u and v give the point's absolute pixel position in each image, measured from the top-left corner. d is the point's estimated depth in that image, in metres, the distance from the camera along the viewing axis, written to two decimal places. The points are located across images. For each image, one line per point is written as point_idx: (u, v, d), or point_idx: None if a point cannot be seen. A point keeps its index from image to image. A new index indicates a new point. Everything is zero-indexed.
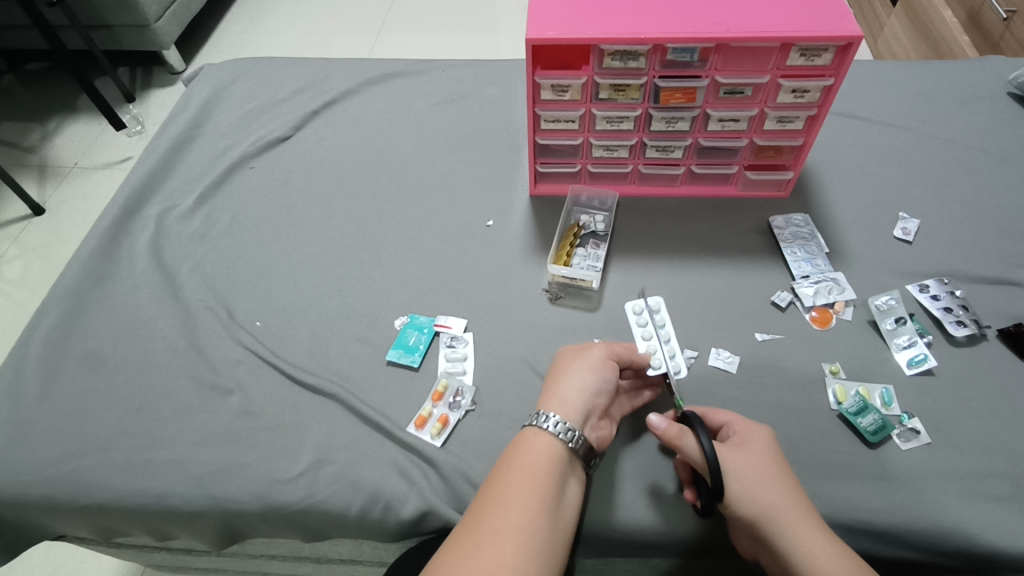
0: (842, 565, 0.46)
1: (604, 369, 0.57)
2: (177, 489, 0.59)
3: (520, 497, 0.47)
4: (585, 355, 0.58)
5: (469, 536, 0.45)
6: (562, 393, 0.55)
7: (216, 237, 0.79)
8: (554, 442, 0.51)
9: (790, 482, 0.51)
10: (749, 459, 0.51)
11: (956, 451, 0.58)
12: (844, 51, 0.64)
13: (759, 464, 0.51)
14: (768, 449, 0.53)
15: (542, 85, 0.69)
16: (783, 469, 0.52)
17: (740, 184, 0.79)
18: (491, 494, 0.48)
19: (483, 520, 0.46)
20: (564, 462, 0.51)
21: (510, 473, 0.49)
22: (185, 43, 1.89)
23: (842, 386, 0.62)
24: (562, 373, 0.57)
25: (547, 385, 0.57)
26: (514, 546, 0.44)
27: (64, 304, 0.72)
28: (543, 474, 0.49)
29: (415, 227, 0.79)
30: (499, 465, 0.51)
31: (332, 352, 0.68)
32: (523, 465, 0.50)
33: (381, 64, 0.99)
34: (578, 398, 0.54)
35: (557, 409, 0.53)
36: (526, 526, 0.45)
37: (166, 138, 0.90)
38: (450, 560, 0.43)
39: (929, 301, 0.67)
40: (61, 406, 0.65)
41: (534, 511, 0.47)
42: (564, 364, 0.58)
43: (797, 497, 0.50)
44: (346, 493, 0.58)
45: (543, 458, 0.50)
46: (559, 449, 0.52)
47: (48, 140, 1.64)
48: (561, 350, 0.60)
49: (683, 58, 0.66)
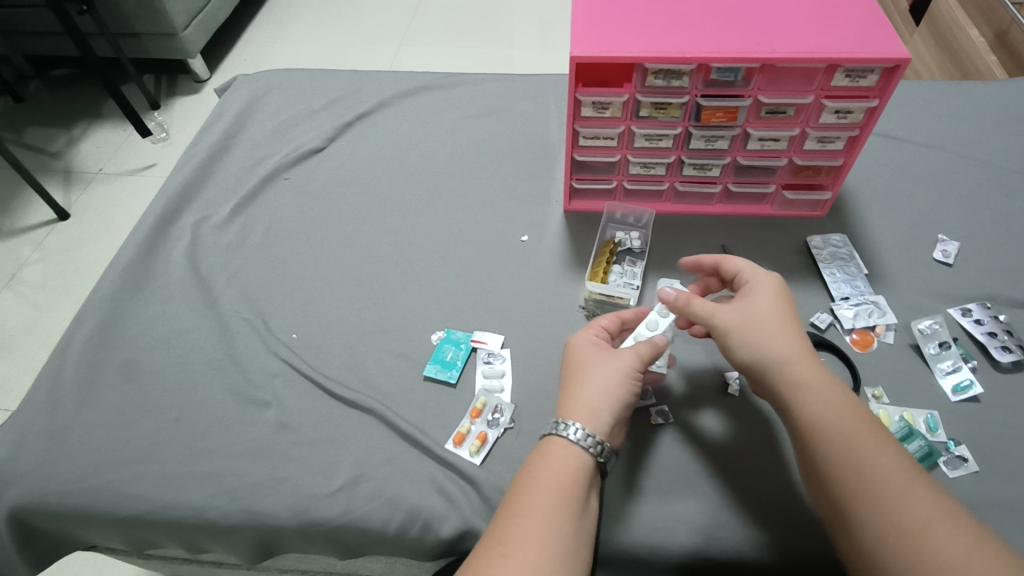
0: (834, 422, 0.48)
1: (629, 372, 0.56)
2: (215, 502, 0.59)
3: (549, 508, 0.47)
4: (608, 357, 0.57)
5: (496, 544, 0.45)
6: (589, 399, 0.54)
7: (251, 248, 0.79)
8: (584, 453, 0.51)
9: (785, 333, 0.54)
10: (753, 313, 0.55)
11: (1006, 480, 0.57)
12: (891, 73, 0.63)
13: (755, 321, 0.55)
14: (770, 305, 0.55)
15: (583, 102, 0.68)
16: (785, 323, 0.54)
17: (777, 203, 0.79)
18: (518, 501, 0.48)
19: (511, 529, 0.46)
20: (590, 474, 0.51)
21: (538, 481, 0.49)
22: (211, 52, 1.91)
23: (886, 411, 0.61)
24: (587, 375, 0.56)
25: (571, 385, 0.56)
26: (538, 560, 0.44)
27: (101, 313, 0.72)
28: (571, 484, 0.49)
29: (449, 242, 0.79)
30: (526, 472, 0.51)
31: (368, 365, 0.67)
32: (550, 474, 0.49)
33: (413, 77, 1.00)
34: (608, 403, 0.54)
35: (585, 416, 0.53)
36: (550, 538, 0.45)
37: (201, 148, 0.90)
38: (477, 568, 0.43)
39: (973, 325, 0.66)
40: (98, 416, 0.65)
41: (560, 523, 0.46)
42: (587, 363, 0.57)
43: (789, 348, 0.53)
44: (385, 510, 0.57)
45: (569, 467, 0.50)
46: (586, 461, 0.51)
47: (73, 145, 1.66)
48: (583, 345, 0.59)
49: (727, 77, 0.66)
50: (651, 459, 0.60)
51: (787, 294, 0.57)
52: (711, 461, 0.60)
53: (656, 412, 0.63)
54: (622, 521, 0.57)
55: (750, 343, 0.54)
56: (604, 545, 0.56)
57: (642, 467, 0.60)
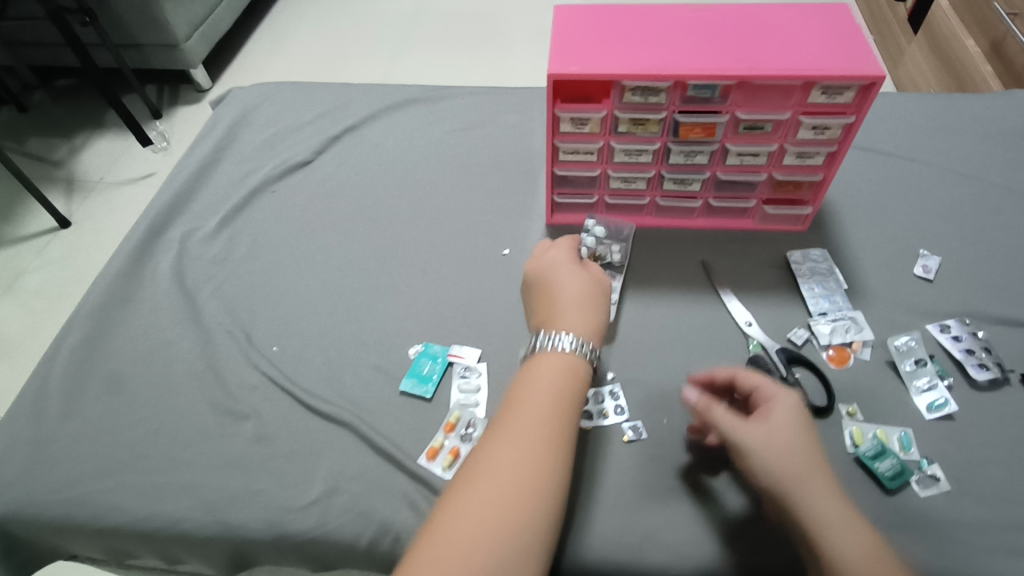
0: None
1: (604, 301, 0.61)
2: (190, 514, 0.59)
3: (522, 426, 0.48)
4: (586, 284, 0.61)
5: (491, 462, 0.46)
6: (579, 317, 0.57)
7: (236, 261, 0.80)
8: (582, 359, 0.54)
9: (814, 463, 0.51)
10: (780, 434, 0.52)
11: (977, 500, 0.57)
12: (867, 90, 0.63)
13: (783, 450, 0.51)
14: (798, 431, 0.53)
15: (562, 118, 0.69)
16: (812, 452, 0.52)
17: (758, 217, 0.78)
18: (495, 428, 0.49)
19: (504, 448, 0.46)
20: (566, 389, 0.51)
21: (515, 405, 0.50)
22: (213, 62, 1.93)
23: (859, 428, 0.61)
24: (570, 298, 0.59)
25: (554, 302, 0.59)
26: (535, 480, 0.45)
27: (87, 324, 0.73)
28: (547, 403, 0.50)
29: (432, 255, 0.80)
30: (517, 393, 0.51)
31: (345, 379, 0.68)
32: (543, 394, 0.50)
33: (403, 91, 1.01)
34: (596, 323, 0.58)
35: (579, 330, 0.56)
36: (548, 458, 0.46)
37: (192, 161, 0.92)
38: (472, 487, 0.44)
39: (951, 342, 0.66)
40: (80, 427, 0.66)
41: (557, 444, 0.47)
42: (565, 286, 0.60)
43: (819, 483, 0.50)
44: (357, 524, 0.58)
45: (563, 385, 0.51)
46: (562, 369, 0.52)
47: (76, 154, 1.68)
48: (557, 268, 0.62)
49: (703, 94, 0.66)
50: (622, 475, 0.60)
51: (809, 418, 0.55)
52: (683, 477, 0.60)
53: (629, 428, 0.63)
54: (591, 537, 0.57)
55: (776, 468, 0.51)
56: (573, 561, 0.56)
57: (614, 483, 0.60)
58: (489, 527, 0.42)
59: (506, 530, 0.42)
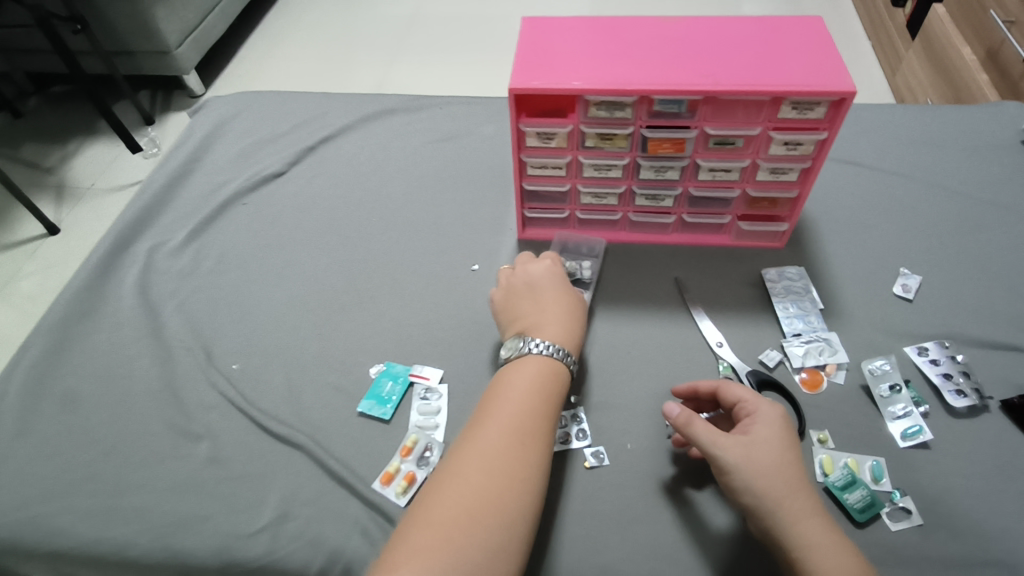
0: None
1: (580, 313, 0.63)
2: (137, 540, 0.58)
3: (488, 437, 0.51)
4: (561, 293, 0.64)
5: (474, 454, 0.50)
6: (557, 326, 0.60)
7: (202, 275, 0.79)
8: (558, 363, 0.57)
9: (793, 477, 0.50)
10: (760, 449, 0.51)
11: (950, 534, 0.54)
12: (838, 105, 0.61)
13: (763, 465, 0.50)
14: (778, 447, 0.51)
15: (527, 133, 0.67)
16: (793, 470, 0.50)
17: (734, 234, 0.76)
18: (466, 441, 0.51)
19: (486, 442, 0.50)
20: (535, 401, 0.54)
21: (485, 418, 0.52)
22: (206, 68, 1.93)
23: (829, 457, 0.58)
24: (546, 307, 0.62)
25: (532, 315, 0.62)
26: (515, 470, 0.49)
27: (46, 340, 0.72)
28: (514, 416, 0.52)
29: (401, 270, 0.78)
30: (499, 390, 0.55)
31: (305, 399, 0.66)
32: (524, 391, 0.54)
33: (380, 101, 1.00)
34: (570, 334, 0.60)
35: (557, 339, 0.59)
36: (527, 449, 0.50)
37: (164, 172, 0.90)
38: (457, 478, 0.48)
39: (928, 366, 0.64)
40: (34, 447, 0.65)
41: (536, 436, 0.51)
42: (543, 302, 0.62)
43: (799, 498, 0.49)
44: (306, 552, 0.56)
45: (541, 381, 0.55)
46: (531, 376, 0.55)
47: (68, 160, 1.68)
48: (534, 278, 0.65)
49: (671, 109, 0.64)
50: (582, 502, 0.58)
51: (792, 434, 0.53)
52: (645, 506, 0.58)
53: (591, 454, 0.61)
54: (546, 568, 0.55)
55: (757, 484, 0.49)
56: None
57: (572, 511, 0.58)
58: (471, 514, 0.46)
59: (487, 516, 0.46)
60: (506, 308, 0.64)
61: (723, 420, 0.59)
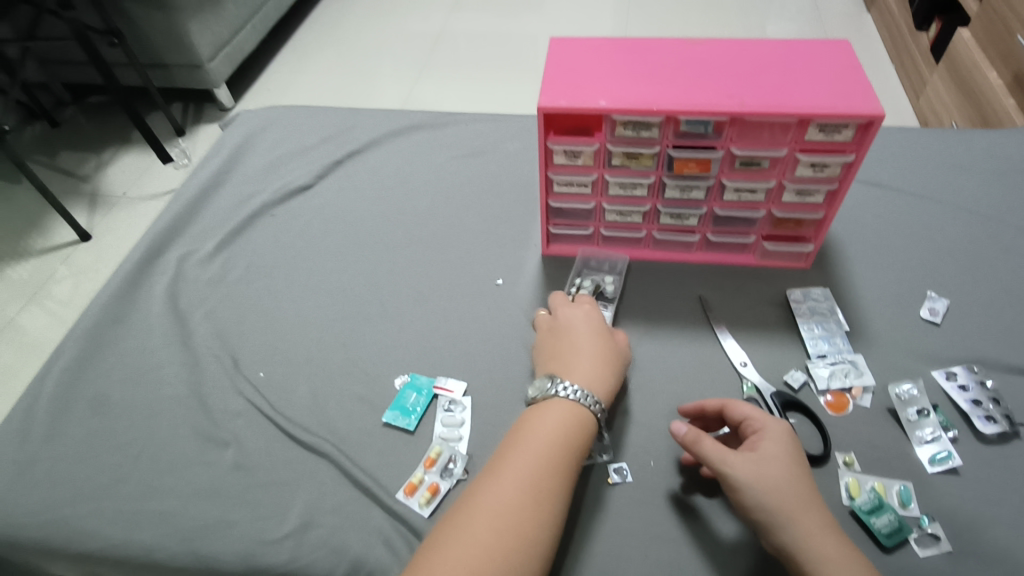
0: None
1: (616, 356, 0.62)
2: (164, 543, 0.59)
3: (506, 476, 0.51)
4: (598, 337, 0.62)
5: (497, 490, 0.50)
6: (588, 371, 0.59)
7: (230, 284, 0.81)
8: (585, 411, 0.56)
9: (804, 494, 0.49)
10: (770, 466, 0.50)
11: (980, 562, 0.53)
12: (866, 128, 0.61)
13: (774, 483, 0.49)
14: (788, 463, 0.51)
15: (555, 150, 0.68)
16: (804, 486, 0.50)
17: (758, 253, 0.77)
18: (485, 477, 0.52)
19: (506, 479, 0.51)
20: (557, 440, 0.53)
21: (505, 457, 0.53)
22: (236, 82, 1.98)
23: (856, 480, 0.58)
24: (580, 349, 0.61)
25: (564, 354, 0.61)
26: (534, 507, 0.49)
27: (80, 344, 0.74)
28: (535, 455, 0.52)
29: (426, 283, 0.79)
30: (522, 427, 0.55)
31: (329, 408, 0.67)
32: (547, 429, 0.54)
33: (407, 116, 1.02)
34: (603, 377, 0.59)
35: (585, 382, 0.57)
36: (548, 489, 0.50)
37: (195, 183, 0.93)
38: (477, 514, 0.49)
39: (957, 391, 0.63)
40: (64, 448, 0.67)
41: (558, 473, 0.51)
42: (580, 341, 0.61)
43: (811, 515, 0.48)
44: (329, 560, 0.57)
45: (569, 423, 0.54)
46: (553, 419, 0.54)
47: (101, 169, 1.72)
48: (572, 319, 0.64)
49: (697, 129, 0.65)
50: (604, 519, 0.58)
51: (799, 449, 0.53)
52: (667, 525, 0.57)
53: (614, 470, 0.61)
54: None
55: (769, 502, 0.49)
56: None
57: (595, 528, 0.58)
58: (492, 551, 0.47)
59: (507, 557, 0.47)
60: (544, 348, 0.64)
61: (731, 438, 0.58)
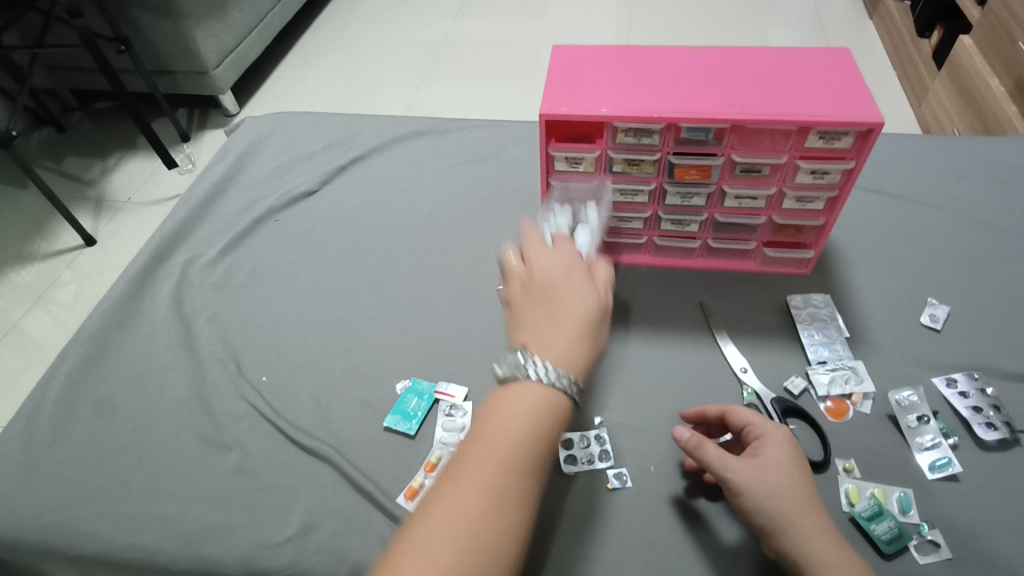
0: None
1: (599, 322, 0.53)
2: (166, 546, 0.59)
3: (471, 478, 0.44)
4: (579, 300, 0.53)
5: (459, 497, 0.43)
6: (566, 346, 0.50)
7: (234, 289, 0.81)
8: (558, 396, 0.47)
9: (806, 498, 0.49)
10: (772, 471, 0.50)
11: (980, 569, 0.53)
12: (866, 136, 0.61)
13: (776, 488, 0.49)
14: (789, 468, 0.51)
15: (556, 157, 0.68)
16: (805, 490, 0.50)
17: (759, 259, 0.77)
18: (447, 478, 0.44)
19: (472, 481, 0.43)
20: (527, 433, 0.46)
21: (468, 452, 0.45)
22: (241, 89, 1.99)
23: (856, 486, 0.58)
24: (557, 316, 0.52)
25: (539, 323, 0.52)
26: (501, 518, 0.42)
27: (85, 347, 0.74)
28: (503, 453, 0.45)
29: (428, 288, 0.80)
30: (488, 415, 0.47)
31: (332, 412, 0.68)
32: (515, 418, 0.46)
33: (410, 122, 1.03)
34: (581, 350, 0.50)
35: (560, 360, 0.49)
36: (518, 494, 0.44)
37: (200, 188, 0.93)
38: (436, 527, 0.42)
39: (957, 398, 0.63)
40: (68, 451, 0.67)
41: (529, 475, 0.45)
42: (559, 307, 0.52)
43: (813, 519, 0.48)
44: (330, 564, 0.57)
45: (542, 412, 0.47)
46: (526, 405, 0.47)
47: (107, 174, 1.74)
48: (550, 277, 0.54)
49: (697, 136, 0.65)
50: (604, 524, 0.58)
51: (801, 453, 0.53)
52: (667, 530, 0.58)
53: (614, 475, 0.61)
54: None
55: (771, 507, 0.49)
56: None
57: (595, 533, 0.58)
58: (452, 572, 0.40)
59: None
60: (518, 311, 0.54)
61: (733, 443, 0.58)
